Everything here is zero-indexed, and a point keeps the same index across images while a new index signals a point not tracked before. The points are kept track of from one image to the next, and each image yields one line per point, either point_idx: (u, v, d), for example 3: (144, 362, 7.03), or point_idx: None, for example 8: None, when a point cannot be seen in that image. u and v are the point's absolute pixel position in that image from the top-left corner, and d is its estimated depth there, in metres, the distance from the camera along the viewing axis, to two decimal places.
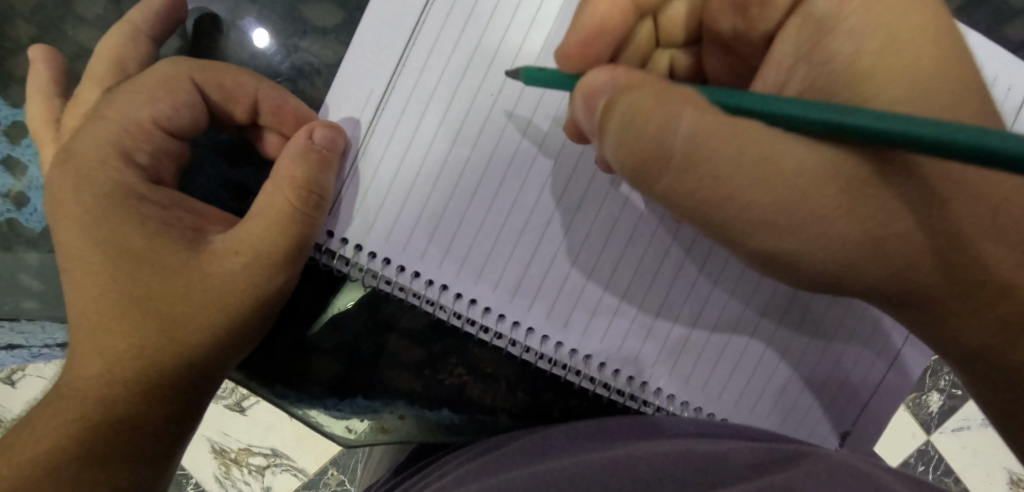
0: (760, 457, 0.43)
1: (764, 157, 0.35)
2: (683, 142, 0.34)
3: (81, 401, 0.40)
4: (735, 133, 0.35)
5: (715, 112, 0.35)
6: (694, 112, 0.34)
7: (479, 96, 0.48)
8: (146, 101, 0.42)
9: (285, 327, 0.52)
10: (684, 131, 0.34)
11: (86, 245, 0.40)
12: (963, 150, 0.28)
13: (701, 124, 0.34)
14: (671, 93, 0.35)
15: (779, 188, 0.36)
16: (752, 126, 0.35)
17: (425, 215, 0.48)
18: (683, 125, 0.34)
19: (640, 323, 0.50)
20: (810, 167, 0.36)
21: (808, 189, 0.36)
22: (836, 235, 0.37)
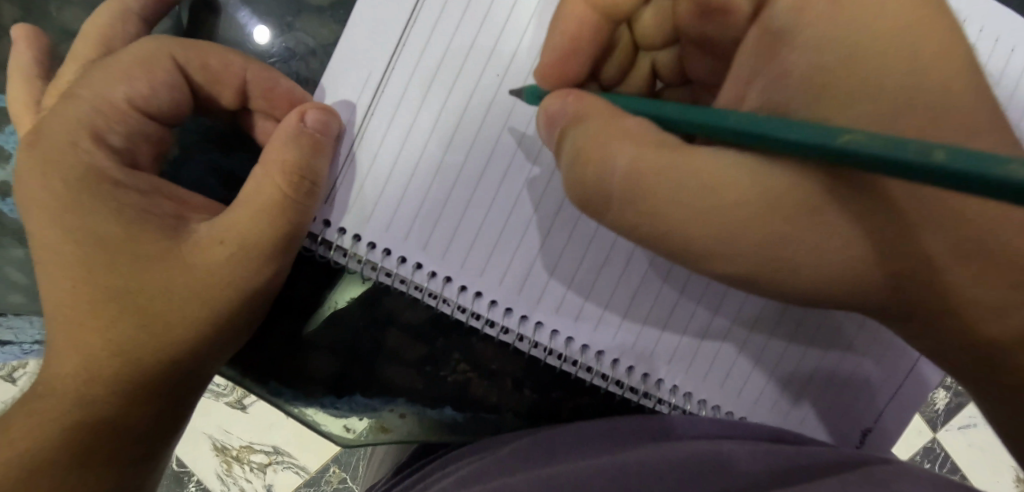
0: (782, 464, 0.40)
1: (712, 185, 0.34)
2: (623, 179, 0.35)
3: (58, 400, 0.37)
4: (679, 165, 0.35)
5: (659, 145, 0.35)
6: (632, 148, 0.35)
7: (484, 76, 0.44)
8: (122, 79, 0.39)
9: (280, 321, 0.50)
10: (622, 168, 0.35)
11: (59, 234, 0.37)
12: (939, 177, 0.23)
13: (641, 160, 0.35)
14: (613, 129, 0.36)
15: (736, 217, 0.35)
16: (694, 158, 0.35)
17: (426, 203, 0.45)
18: (621, 160, 0.35)
19: (654, 317, 0.48)
20: (762, 191, 0.34)
21: (765, 215, 0.35)
22: (811, 256, 0.35)
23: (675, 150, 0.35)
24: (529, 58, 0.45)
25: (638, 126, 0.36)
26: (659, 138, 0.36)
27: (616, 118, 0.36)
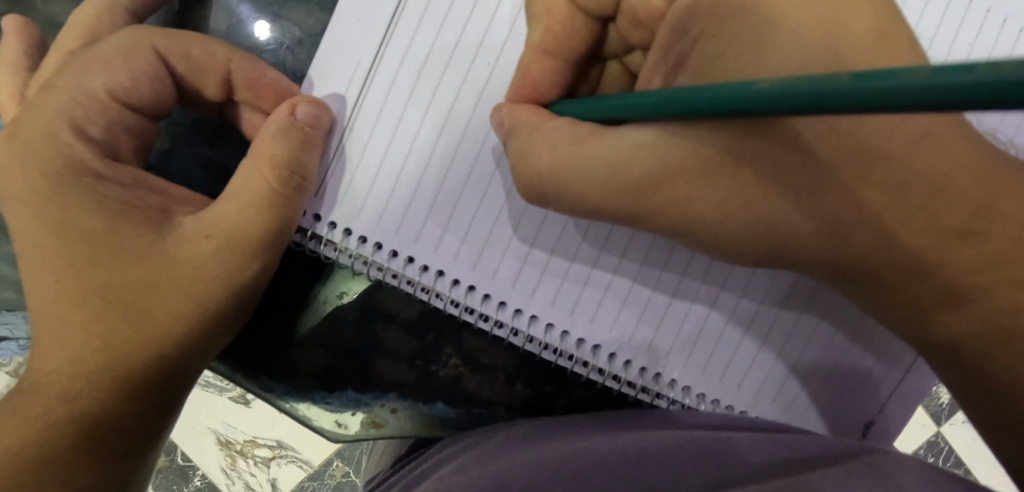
0: (782, 453, 0.39)
1: (625, 167, 0.38)
2: (548, 178, 0.40)
3: (43, 396, 0.37)
4: (596, 157, 0.39)
5: (574, 141, 0.39)
6: (549, 150, 0.39)
7: (474, 66, 0.44)
8: (101, 69, 0.38)
9: (268, 315, 0.49)
10: (546, 168, 0.40)
11: (40, 228, 0.37)
12: (848, 98, 0.21)
13: (558, 160, 0.39)
14: (538, 134, 0.40)
15: (650, 191, 0.39)
16: (608, 147, 0.38)
17: (418, 195, 0.44)
18: (542, 161, 0.39)
19: (651, 310, 0.47)
20: (672, 164, 0.38)
21: (674, 184, 0.38)
22: (751, 228, 0.39)
23: (591, 141, 0.39)
24: (520, 47, 0.44)
25: (559, 128, 0.40)
26: (577, 134, 0.40)
27: (538, 123, 0.41)
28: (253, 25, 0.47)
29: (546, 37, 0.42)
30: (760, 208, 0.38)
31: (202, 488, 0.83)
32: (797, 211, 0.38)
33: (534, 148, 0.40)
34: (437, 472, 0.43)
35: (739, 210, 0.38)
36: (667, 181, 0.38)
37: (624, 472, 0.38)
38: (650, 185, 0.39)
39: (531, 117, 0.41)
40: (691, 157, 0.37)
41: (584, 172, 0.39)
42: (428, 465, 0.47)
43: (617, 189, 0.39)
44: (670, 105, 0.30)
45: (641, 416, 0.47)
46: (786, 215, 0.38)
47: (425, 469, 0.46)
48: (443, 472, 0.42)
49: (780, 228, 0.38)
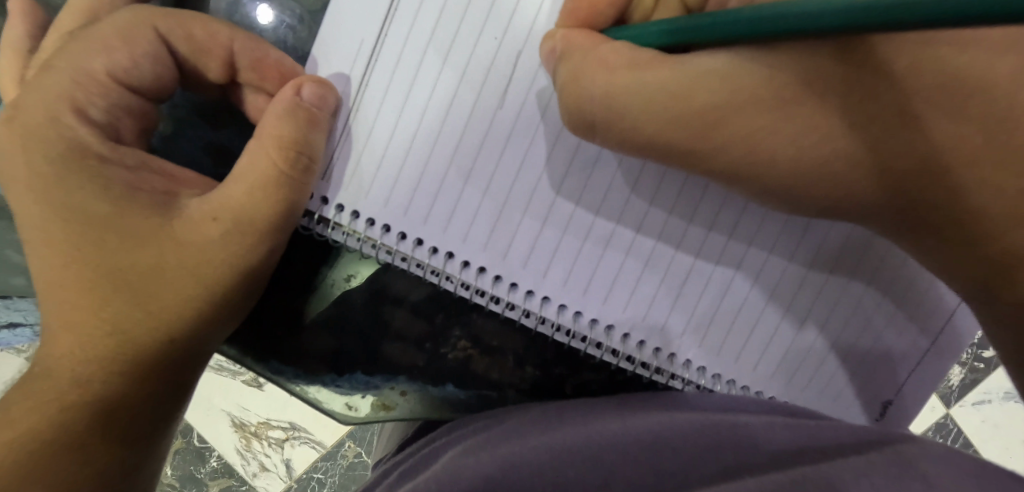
0: (800, 444, 0.38)
1: (685, 94, 0.39)
2: (599, 103, 0.39)
3: (54, 381, 0.37)
4: (656, 83, 0.39)
5: (629, 65, 0.39)
6: (604, 74, 0.39)
7: (482, 41, 0.42)
8: (101, 50, 0.38)
9: (276, 299, 0.49)
10: (597, 94, 0.39)
11: (46, 211, 0.36)
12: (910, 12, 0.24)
13: (614, 85, 0.39)
14: (592, 55, 0.39)
15: (684, 106, 0.40)
16: (669, 72, 0.39)
17: (426, 175, 0.43)
18: (596, 86, 0.39)
19: (665, 289, 0.46)
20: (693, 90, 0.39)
21: (700, 98, 0.39)
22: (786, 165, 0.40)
23: (652, 65, 0.39)
24: (528, 20, 0.42)
25: (617, 50, 0.40)
26: (636, 57, 0.40)
27: (592, 45, 0.40)
28: (252, 4, 0.46)
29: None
30: (791, 156, 0.40)
31: (219, 468, 0.84)
32: (816, 127, 0.39)
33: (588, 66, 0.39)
34: (449, 453, 0.43)
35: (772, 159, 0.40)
36: (707, 135, 0.40)
37: (640, 457, 0.38)
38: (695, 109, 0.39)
39: (583, 39, 0.40)
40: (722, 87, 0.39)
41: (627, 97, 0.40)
42: (438, 445, 0.47)
43: (667, 108, 0.40)
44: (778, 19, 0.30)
45: (655, 398, 0.47)
46: (820, 167, 0.39)
47: (435, 450, 0.46)
48: (454, 453, 0.42)
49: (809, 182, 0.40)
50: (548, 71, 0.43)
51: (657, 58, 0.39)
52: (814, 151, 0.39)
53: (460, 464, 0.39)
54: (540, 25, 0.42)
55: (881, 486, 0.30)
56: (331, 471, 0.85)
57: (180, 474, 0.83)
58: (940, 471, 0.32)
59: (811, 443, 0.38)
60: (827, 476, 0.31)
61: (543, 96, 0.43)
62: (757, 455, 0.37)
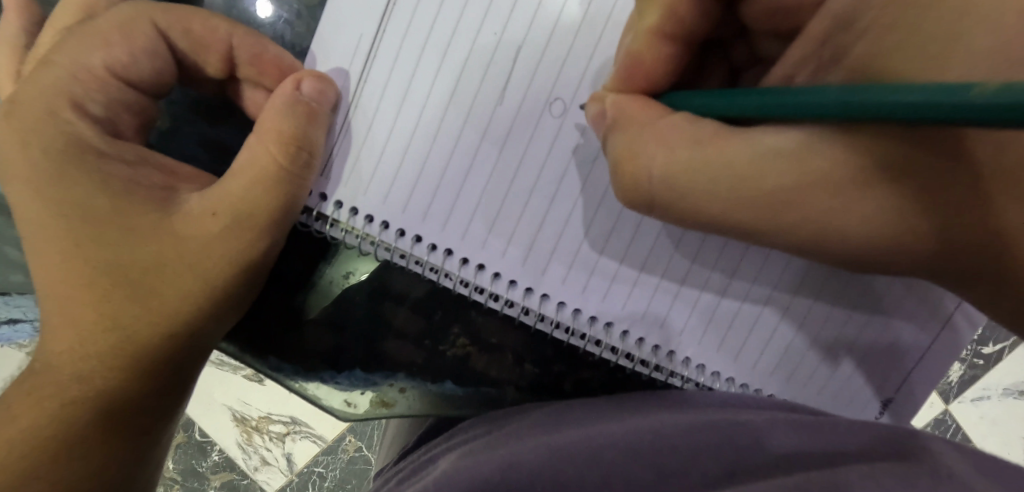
0: (809, 448, 0.38)
1: (752, 177, 0.36)
2: (659, 183, 0.38)
3: (54, 376, 0.37)
4: (722, 160, 0.36)
5: (695, 143, 0.37)
6: (665, 154, 0.37)
7: (480, 35, 0.42)
8: (99, 44, 0.38)
9: (274, 295, 0.49)
10: (657, 174, 0.37)
11: (44, 207, 0.36)
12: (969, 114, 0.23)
13: (678, 161, 0.37)
14: (652, 131, 0.38)
15: (745, 189, 0.36)
16: (736, 151, 0.36)
17: (425, 172, 0.43)
18: (655, 160, 0.37)
19: (664, 288, 0.46)
20: (753, 169, 0.36)
21: (763, 178, 0.36)
22: (851, 229, 0.36)
23: (715, 145, 0.36)
24: (528, 14, 0.42)
25: (679, 126, 0.37)
26: (697, 133, 0.37)
27: (651, 119, 0.38)
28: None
29: (668, 15, 0.38)
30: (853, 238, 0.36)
31: (219, 463, 0.84)
32: (880, 212, 0.35)
33: (647, 148, 0.37)
34: (449, 457, 0.43)
35: (835, 237, 0.37)
36: (766, 214, 0.37)
37: (639, 457, 0.38)
38: (761, 185, 0.36)
39: (640, 110, 0.39)
40: (793, 173, 0.35)
41: (686, 192, 0.37)
42: (442, 446, 0.47)
43: (732, 184, 0.36)
44: (811, 100, 0.31)
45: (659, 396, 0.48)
46: (887, 239, 0.36)
47: (436, 454, 0.46)
48: (453, 457, 0.42)
49: (873, 255, 0.37)
50: (548, 68, 0.42)
51: (718, 136, 0.37)
52: (880, 231, 0.36)
53: (460, 467, 0.39)
54: (540, 19, 0.42)
55: (888, 485, 0.30)
56: (332, 466, 0.85)
57: (182, 468, 0.83)
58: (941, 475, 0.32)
59: (819, 448, 0.38)
60: (832, 478, 0.31)
61: (543, 93, 0.43)
62: (756, 457, 0.37)
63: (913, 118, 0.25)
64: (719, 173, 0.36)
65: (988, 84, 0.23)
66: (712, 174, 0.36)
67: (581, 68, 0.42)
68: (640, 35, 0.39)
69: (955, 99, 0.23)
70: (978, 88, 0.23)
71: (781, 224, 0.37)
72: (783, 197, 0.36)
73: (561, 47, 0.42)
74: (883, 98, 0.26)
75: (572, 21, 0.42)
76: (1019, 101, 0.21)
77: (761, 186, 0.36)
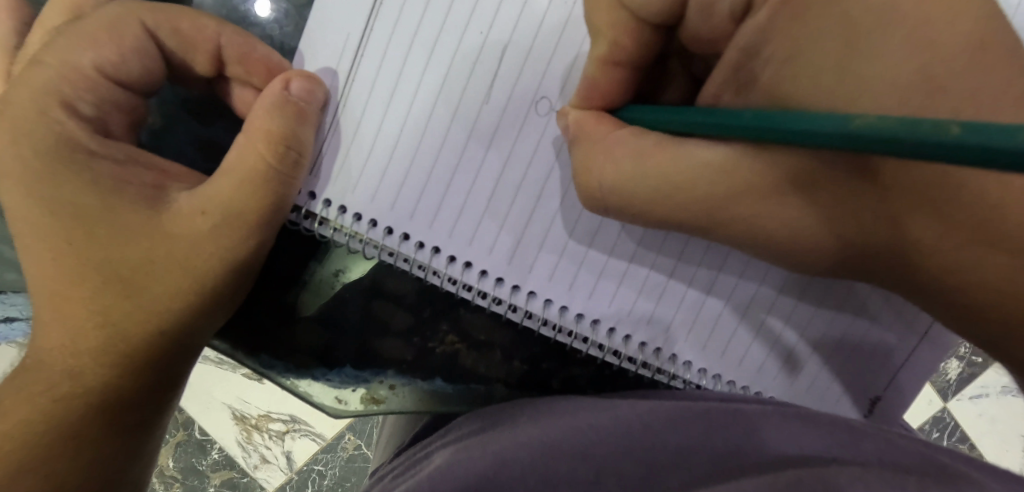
0: (801, 449, 0.38)
1: (687, 184, 0.39)
2: (610, 190, 0.40)
3: (46, 373, 0.38)
4: (659, 172, 0.39)
5: (639, 154, 0.39)
6: (613, 166, 0.39)
7: (467, 34, 0.42)
8: (89, 44, 0.38)
9: (265, 293, 0.49)
10: (608, 183, 0.40)
11: (35, 206, 0.37)
12: (928, 148, 0.23)
13: (620, 176, 0.39)
14: (600, 146, 0.40)
15: (681, 196, 0.39)
16: (672, 163, 0.39)
17: (412, 170, 0.43)
18: (603, 174, 0.40)
19: (650, 286, 0.47)
20: (689, 179, 0.39)
21: (696, 186, 0.39)
22: (777, 229, 0.39)
23: (656, 155, 0.39)
24: (514, 12, 0.42)
25: (623, 141, 0.40)
26: (642, 146, 0.39)
27: (601, 135, 0.40)
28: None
29: (615, 46, 0.39)
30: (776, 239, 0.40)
31: (220, 461, 0.84)
32: (804, 219, 0.38)
33: (597, 161, 0.40)
34: (442, 452, 0.43)
35: (762, 236, 0.40)
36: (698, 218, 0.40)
37: (629, 455, 0.39)
38: (695, 189, 0.39)
39: (593, 126, 0.41)
40: (724, 181, 0.38)
41: (630, 200, 0.40)
42: (433, 445, 0.48)
43: (669, 190, 0.39)
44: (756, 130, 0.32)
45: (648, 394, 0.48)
46: (810, 239, 0.39)
47: (428, 452, 0.46)
48: (447, 452, 0.42)
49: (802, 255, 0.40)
50: (534, 66, 0.43)
51: (661, 146, 0.39)
52: (805, 232, 0.39)
53: (455, 462, 0.39)
54: (525, 17, 0.42)
55: (872, 485, 0.30)
56: (331, 463, 0.86)
57: (183, 466, 0.84)
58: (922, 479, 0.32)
59: (812, 449, 0.38)
60: (816, 477, 0.32)
61: (530, 91, 0.43)
62: (748, 457, 0.37)
63: (872, 149, 0.26)
64: (656, 183, 0.39)
65: (925, 121, 0.24)
66: (648, 185, 0.39)
67: (568, 66, 0.43)
68: (593, 63, 0.40)
69: (897, 137, 0.24)
70: (918, 126, 0.24)
71: (714, 225, 0.40)
72: (714, 201, 0.39)
73: (548, 45, 0.43)
74: (830, 129, 0.27)
75: (558, 20, 0.42)
76: (956, 142, 0.22)
77: (695, 191, 0.39)
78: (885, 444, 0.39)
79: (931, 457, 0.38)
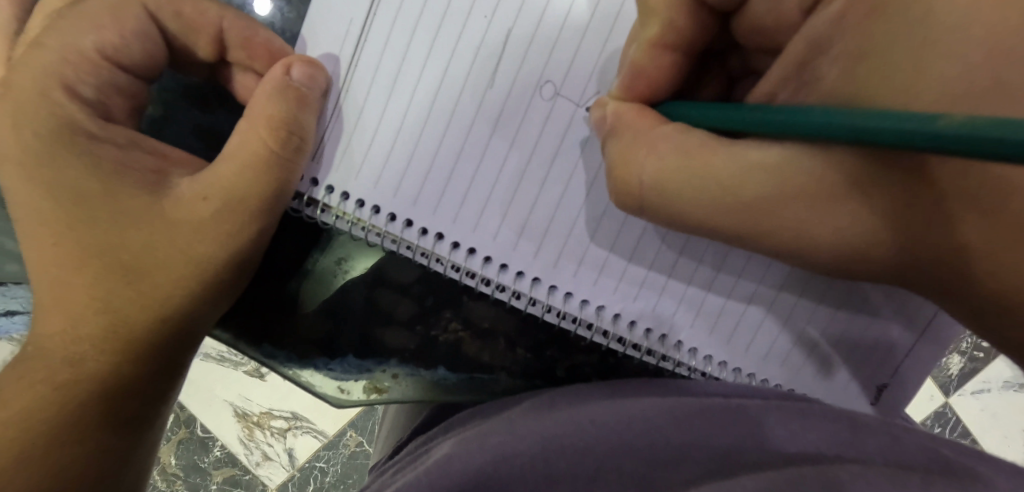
0: (812, 449, 0.37)
1: (732, 186, 0.37)
2: (650, 186, 0.39)
3: (46, 360, 0.37)
4: (703, 168, 0.38)
5: (683, 150, 0.38)
6: (655, 158, 0.38)
7: (471, 18, 0.42)
8: (90, 27, 0.38)
9: (266, 281, 0.49)
10: (648, 177, 0.39)
11: (35, 191, 0.37)
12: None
13: (664, 170, 0.38)
14: (643, 139, 0.39)
15: (724, 195, 0.38)
16: (719, 161, 0.37)
17: (416, 156, 0.43)
18: (646, 168, 0.39)
19: (654, 273, 0.46)
20: (729, 181, 0.37)
21: (739, 188, 0.37)
22: (827, 238, 0.36)
23: (702, 154, 0.38)
24: None
25: (668, 136, 0.39)
26: (687, 143, 0.38)
27: (645, 129, 0.40)
28: None
29: (668, 27, 0.39)
30: (825, 252, 0.37)
31: (222, 458, 0.84)
32: (849, 225, 0.36)
33: (645, 155, 0.39)
34: (445, 445, 0.43)
35: (808, 247, 0.37)
36: (740, 223, 0.38)
37: (632, 451, 0.38)
38: (738, 193, 0.37)
39: (637, 119, 0.40)
40: (764, 186, 0.36)
41: (673, 199, 0.39)
42: (438, 435, 0.49)
43: (713, 187, 0.38)
44: (818, 128, 0.31)
45: (656, 387, 0.48)
46: (863, 256, 0.36)
47: (428, 446, 0.46)
48: (449, 444, 0.42)
49: (852, 269, 0.38)
50: (539, 49, 0.42)
51: (707, 145, 0.38)
52: (857, 236, 0.36)
53: (453, 454, 0.39)
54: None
55: (878, 483, 0.30)
56: (333, 460, 0.85)
57: (184, 464, 0.83)
58: (925, 476, 0.32)
59: (824, 449, 0.37)
60: (824, 475, 0.31)
61: (534, 75, 0.43)
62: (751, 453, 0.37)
63: (959, 151, 0.24)
64: (703, 181, 0.38)
65: (1022, 121, 0.23)
66: (693, 182, 0.38)
67: (573, 49, 0.43)
68: (642, 46, 0.40)
69: (996, 136, 0.23)
70: (1013, 127, 0.23)
71: (757, 231, 0.38)
72: (757, 204, 0.37)
73: (553, 28, 0.42)
74: (906, 129, 0.26)
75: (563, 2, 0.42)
76: None
77: (737, 197, 0.37)
78: (888, 438, 0.39)
79: (935, 452, 0.37)
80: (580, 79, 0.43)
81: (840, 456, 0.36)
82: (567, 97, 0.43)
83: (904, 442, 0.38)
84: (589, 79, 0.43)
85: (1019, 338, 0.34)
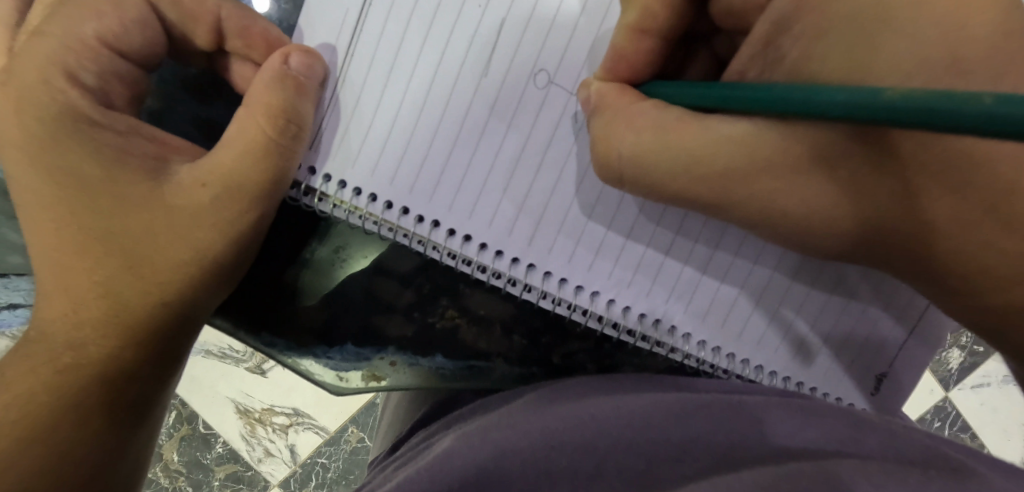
0: (813, 446, 0.38)
1: (706, 159, 0.38)
2: (628, 162, 0.40)
3: (50, 345, 0.38)
4: (679, 143, 0.39)
5: (660, 127, 0.39)
6: (633, 133, 0.39)
7: (465, 6, 0.42)
8: (90, 14, 0.38)
9: (264, 269, 0.50)
10: (627, 152, 0.39)
11: (40, 179, 0.37)
12: (964, 120, 0.24)
13: (642, 144, 0.39)
14: (624, 115, 0.40)
15: (698, 167, 0.39)
16: (694, 135, 0.38)
17: (412, 143, 0.44)
18: (625, 143, 0.39)
19: (648, 259, 0.47)
20: (706, 155, 0.38)
21: (717, 159, 0.38)
22: (800, 212, 0.38)
23: (679, 129, 0.39)
24: None
25: (646, 112, 0.40)
26: (664, 119, 0.39)
27: (625, 103, 0.40)
28: None
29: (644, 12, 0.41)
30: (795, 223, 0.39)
31: (224, 454, 0.85)
32: (817, 197, 0.38)
33: (625, 132, 0.39)
34: (444, 440, 0.43)
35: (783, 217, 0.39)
36: (718, 194, 0.39)
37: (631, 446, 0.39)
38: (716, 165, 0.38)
39: (616, 96, 0.41)
40: (742, 159, 0.38)
41: (654, 173, 0.40)
42: (439, 427, 0.50)
43: (690, 160, 0.39)
44: (781, 101, 0.32)
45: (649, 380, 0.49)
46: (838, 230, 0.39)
47: (427, 442, 0.47)
48: (449, 439, 0.42)
49: (828, 242, 0.39)
50: (532, 37, 0.43)
51: (684, 120, 0.39)
52: (827, 212, 0.38)
53: (452, 448, 0.39)
54: None
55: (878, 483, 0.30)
56: (335, 456, 0.86)
57: (187, 460, 0.84)
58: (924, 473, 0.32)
59: (821, 444, 0.38)
60: (822, 473, 0.31)
61: (527, 63, 0.43)
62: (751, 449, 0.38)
63: (903, 123, 0.26)
64: (679, 154, 0.39)
65: (959, 91, 0.24)
66: (671, 154, 0.39)
67: (565, 38, 0.43)
68: (622, 30, 0.41)
69: (934, 107, 0.24)
70: (951, 96, 0.24)
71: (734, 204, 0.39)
72: (731, 175, 0.38)
73: (545, 16, 0.43)
74: (857, 99, 0.27)
75: None
76: (991, 112, 0.23)
77: (715, 182, 0.39)
78: (888, 436, 0.39)
79: (937, 449, 0.38)
80: (573, 68, 0.43)
81: (843, 452, 0.37)
82: (560, 85, 0.44)
83: (903, 441, 0.38)
84: (582, 66, 0.43)
85: (1003, 310, 0.36)
